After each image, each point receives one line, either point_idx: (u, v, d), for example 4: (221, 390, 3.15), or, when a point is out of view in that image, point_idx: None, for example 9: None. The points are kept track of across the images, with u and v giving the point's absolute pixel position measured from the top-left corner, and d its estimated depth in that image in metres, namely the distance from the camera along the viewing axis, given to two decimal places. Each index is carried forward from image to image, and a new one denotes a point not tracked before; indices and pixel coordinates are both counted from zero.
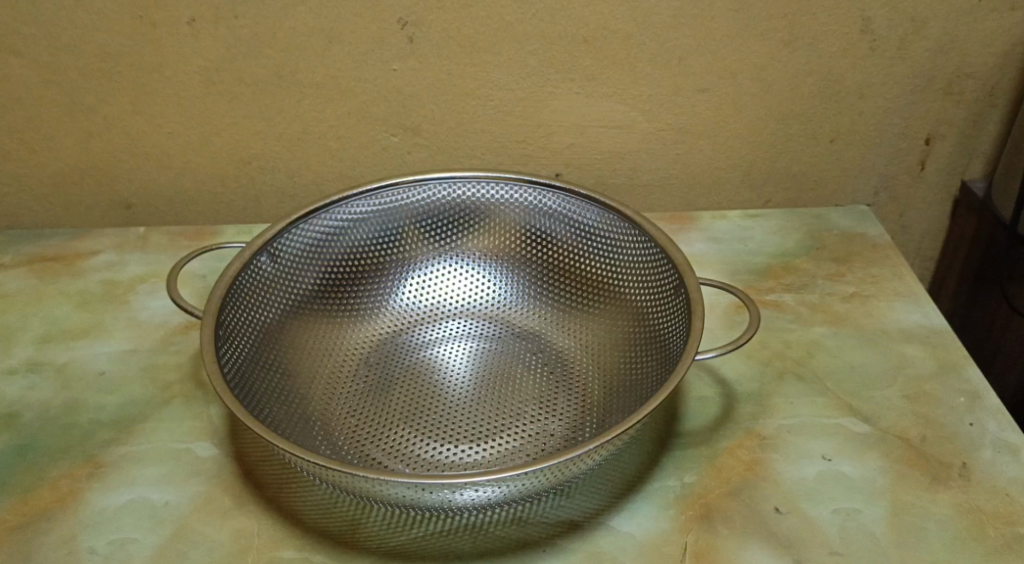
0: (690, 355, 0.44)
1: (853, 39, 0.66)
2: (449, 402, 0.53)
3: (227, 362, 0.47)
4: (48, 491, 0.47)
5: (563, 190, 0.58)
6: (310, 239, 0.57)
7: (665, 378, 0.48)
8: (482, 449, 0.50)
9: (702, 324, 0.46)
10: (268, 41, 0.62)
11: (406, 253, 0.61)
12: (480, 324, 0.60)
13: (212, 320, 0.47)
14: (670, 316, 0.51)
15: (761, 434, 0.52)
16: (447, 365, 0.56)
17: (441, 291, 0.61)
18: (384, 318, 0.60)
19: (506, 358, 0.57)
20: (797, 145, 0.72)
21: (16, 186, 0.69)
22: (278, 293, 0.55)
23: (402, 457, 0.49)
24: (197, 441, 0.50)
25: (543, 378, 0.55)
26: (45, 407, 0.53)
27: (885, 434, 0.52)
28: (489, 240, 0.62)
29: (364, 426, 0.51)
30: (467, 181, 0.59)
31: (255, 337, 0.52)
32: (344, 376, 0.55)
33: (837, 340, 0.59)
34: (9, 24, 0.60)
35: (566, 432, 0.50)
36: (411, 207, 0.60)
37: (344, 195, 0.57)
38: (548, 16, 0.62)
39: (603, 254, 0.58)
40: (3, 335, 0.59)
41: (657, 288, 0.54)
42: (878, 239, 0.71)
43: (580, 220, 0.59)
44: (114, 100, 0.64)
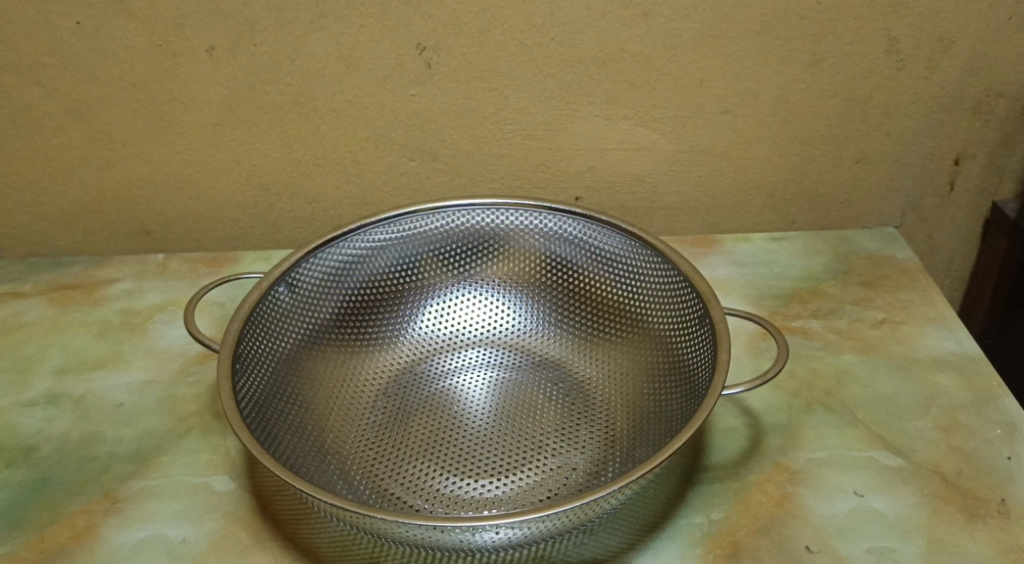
0: (717, 389, 0.43)
1: (879, 59, 0.64)
2: (469, 434, 0.52)
3: (244, 395, 0.46)
4: (65, 527, 0.46)
5: (584, 216, 0.57)
6: (328, 268, 0.56)
7: (690, 411, 0.47)
8: (503, 483, 0.49)
9: (727, 355, 0.45)
10: (287, 68, 0.62)
11: (424, 281, 0.60)
12: (499, 353, 0.59)
13: (229, 353, 0.46)
14: (695, 346, 0.50)
15: (790, 468, 0.50)
16: (467, 396, 0.55)
17: (460, 320, 0.61)
18: (401, 348, 0.59)
19: (527, 389, 0.56)
20: (822, 167, 0.71)
21: (36, 214, 0.69)
22: (295, 323, 0.55)
23: (421, 493, 0.48)
24: (215, 475, 0.50)
25: (565, 410, 0.54)
26: (64, 439, 0.52)
27: (919, 468, 0.50)
28: (508, 268, 0.61)
29: (382, 459, 0.50)
30: (486, 207, 0.59)
31: (272, 369, 0.52)
32: (362, 408, 0.54)
33: (867, 368, 0.58)
34: (30, 55, 0.60)
35: (589, 466, 0.49)
36: (430, 234, 0.59)
37: (362, 223, 0.57)
38: (567, 39, 0.62)
39: (625, 281, 0.57)
40: (22, 366, 0.59)
41: (681, 316, 0.53)
42: (907, 261, 0.69)
43: (601, 246, 0.58)
44: (134, 128, 0.64)
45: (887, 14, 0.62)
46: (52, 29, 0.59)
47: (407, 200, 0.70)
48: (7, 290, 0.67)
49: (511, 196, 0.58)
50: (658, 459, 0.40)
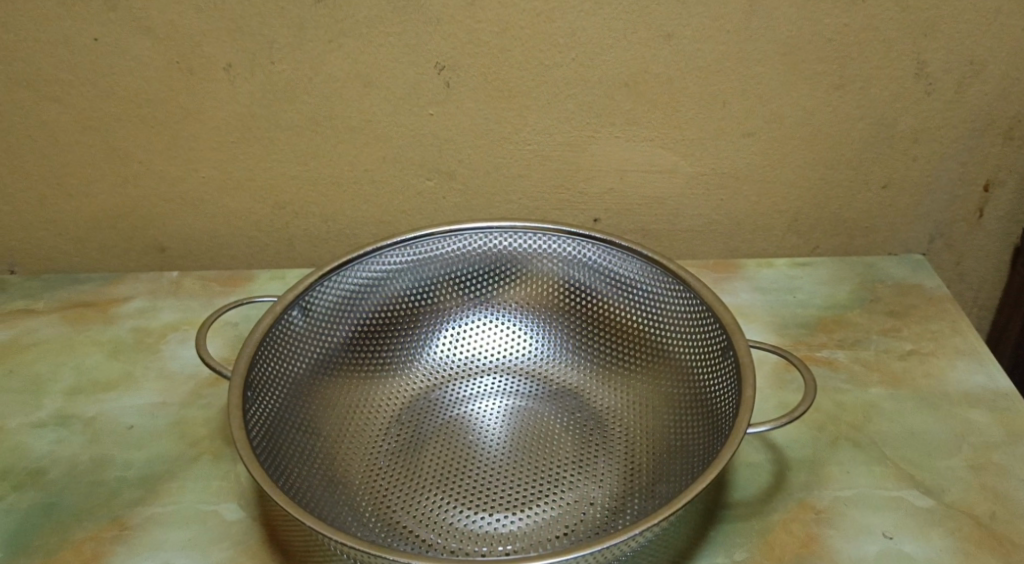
0: (742, 428, 0.42)
1: (908, 83, 0.63)
2: (483, 465, 0.51)
3: (255, 423, 0.45)
4: (71, 555, 0.45)
5: (604, 241, 0.56)
6: (343, 291, 0.56)
7: (714, 448, 0.45)
8: (519, 517, 0.47)
9: (753, 392, 0.44)
10: (305, 87, 0.61)
11: (440, 305, 0.59)
12: (515, 380, 0.58)
13: (241, 380, 0.45)
14: (718, 378, 0.49)
15: (816, 507, 0.49)
16: (482, 424, 0.54)
17: (476, 345, 0.60)
18: (416, 373, 0.58)
19: (543, 418, 0.54)
20: (847, 191, 0.69)
21: (52, 230, 0.69)
22: (309, 348, 0.54)
23: (434, 526, 0.47)
24: (225, 503, 0.49)
25: (583, 442, 0.52)
26: (73, 463, 0.52)
27: (950, 509, 0.48)
28: (525, 293, 0.60)
29: (395, 490, 0.49)
30: (505, 230, 0.58)
31: (283, 395, 0.51)
32: (375, 436, 0.53)
33: (895, 402, 0.56)
34: (49, 71, 0.60)
35: (607, 502, 0.48)
36: (446, 258, 0.58)
37: (378, 245, 0.56)
38: (589, 60, 0.61)
39: (645, 309, 0.56)
40: (34, 385, 0.58)
41: (704, 347, 0.51)
42: (935, 290, 0.67)
43: (621, 273, 0.57)
44: (151, 145, 0.64)
45: (917, 37, 0.60)
46: (71, 45, 0.58)
47: (424, 221, 0.69)
48: (20, 306, 0.67)
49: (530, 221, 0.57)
50: (681, 502, 0.38)
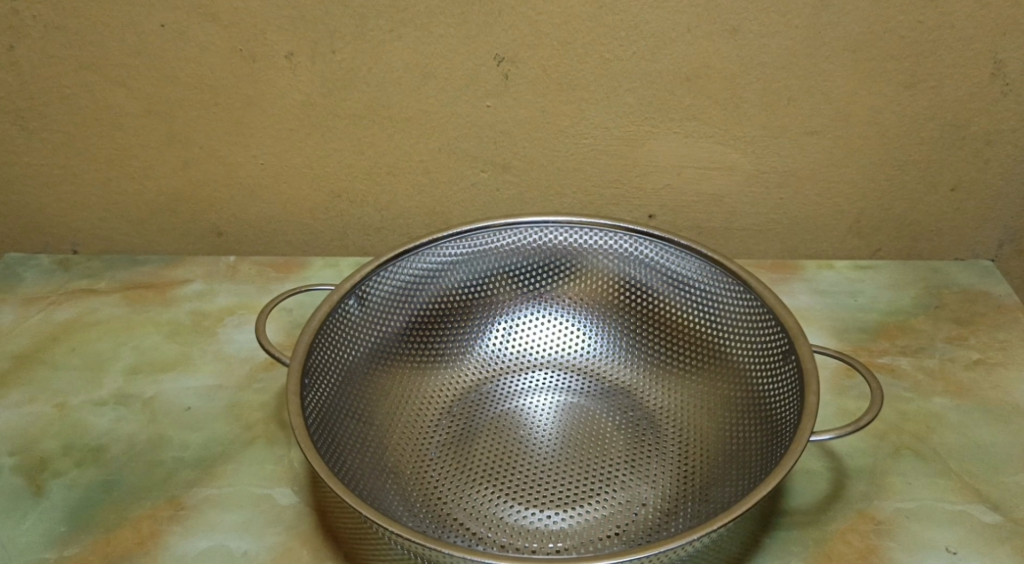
0: (805, 434, 0.41)
1: (984, 82, 0.60)
2: (535, 460, 0.51)
3: (312, 411, 0.46)
4: (130, 532, 0.46)
5: (663, 239, 0.56)
6: (399, 282, 0.56)
7: (772, 454, 0.44)
8: (569, 516, 0.47)
9: (817, 399, 0.42)
10: (364, 76, 0.61)
11: (494, 298, 0.59)
12: (567, 377, 0.57)
13: (300, 366, 0.46)
14: (778, 383, 0.48)
15: (876, 518, 0.47)
16: (533, 420, 0.54)
17: (528, 340, 0.59)
18: (467, 366, 0.58)
19: (595, 416, 0.54)
20: (914, 194, 0.67)
21: (113, 212, 0.70)
22: (364, 337, 0.54)
23: (484, 519, 0.47)
24: (278, 487, 0.49)
25: (635, 442, 0.52)
26: (132, 442, 0.53)
27: (1018, 526, 0.46)
28: (580, 289, 0.59)
29: (446, 483, 0.49)
30: (562, 225, 0.57)
31: (339, 382, 0.51)
32: (426, 427, 0.53)
33: (960, 413, 0.54)
34: (117, 56, 0.61)
35: (659, 504, 0.47)
36: (503, 251, 0.58)
37: (436, 237, 0.56)
38: (651, 54, 0.59)
39: (703, 309, 0.55)
40: (95, 363, 0.60)
41: (765, 350, 0.50)
42: (1004, 298, 0.65)
43: (680, 272, 0.56)
44: (212, 131, 0.65)
45: (996, 34, 0.58)
46: (139, 31, 0.59)
47: (477, 213, 0.69)
48: (82, 286, 0.68)
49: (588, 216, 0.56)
50: (741, 509, 0.38)
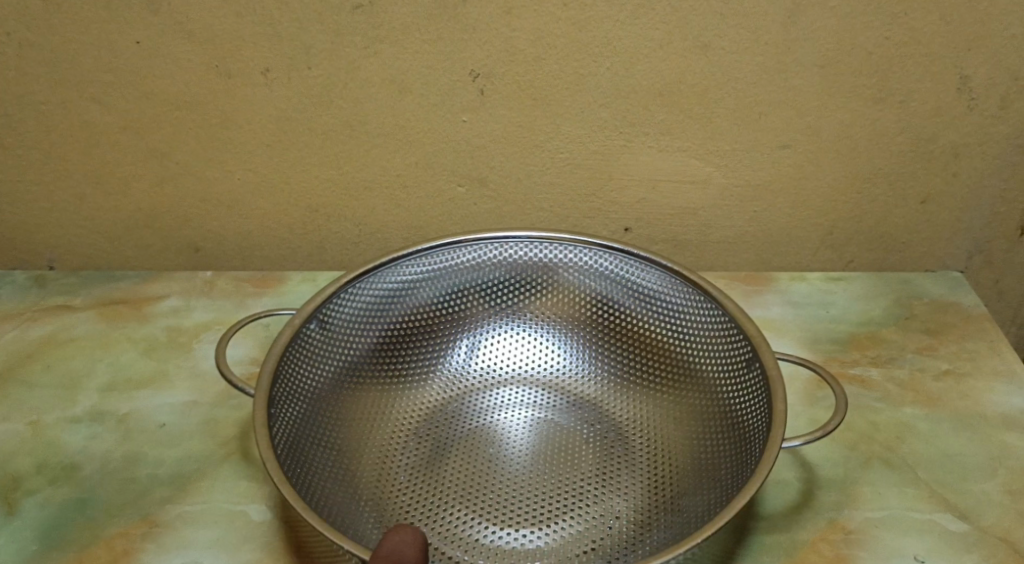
0: (774, 446, 0.42)
1: (949, 97, 0.61)
2: (506, 478, 0.51)
3: (280, 441, 0.46)
4: (102, 550, 0.46)
5: (624, 252, 0.57)
6: (364, 302, 0.56)
7: (741, 465, 0.45)
8: (544, 533, 0.47)
9: (784, 406, 0.43)
10: (340, 92, 0.61)
11: (461, 314, 0.59)
12: (537, 392, 0.58)
13: (265, 393, 0.46)
14: (744, 391, 0.49)
15: (847, 527, 0.48)
16: (505, 437, 0.54)
17: (498, 356, 0.60)
18: (437, 383, 0.58)
19: (565, 432, 0.54)
20: (885, 207, 0.68)
21: (90, 228, 0.70)
22: (328, 358, 0.54)
23: (457, 540, 0.47)
24: (252, 504, 0.49)
25: (607, 457, 0.52)
26: (106, 459, 0.52)
27: (986, 534, 0.47)
28: (546, 304, 0.60)
29: (417, 503, 0.49)
30: (525, 239, 0.58)
31: (304, 405, 0.51)
32: (396, 446, 0.54)
33: (929, 423, 0.55)
34: (93, 73, 0.61)
35: (636, 516, 0.47)
36: (466, 266, 0.58)
37: (398, 255, 0.56)
38: (623, 69, 0.60)
39: (668, 321, 0.56)
40: (69, 381, 0.59)
41: (731, 359, 0.51)
42: (973, 309, 0.66)
43: (641, 283, 0.57)
44: (189, 147, 0.65)
45: (960, 50, 0.59)
46: (115, 48, 0.60)
47: (454, 227, 0.69)
48: (58, 302, 0.68)
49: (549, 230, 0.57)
50: (713, 527, 0.38)
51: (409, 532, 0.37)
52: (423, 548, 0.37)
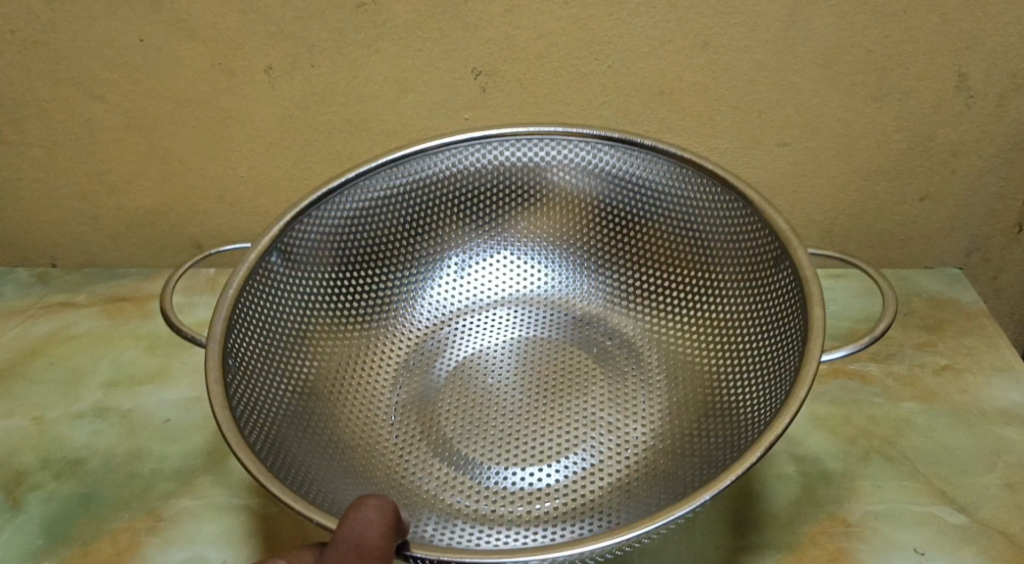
0: (814, 358, 0.41)
1: (948, 96, 0.62)
2: (505, 408, 0.54)
3: (237, 393, 0.46)
4: (108, 544, 0.47)
5: (623, 142, 0.55)
6: (330, 224, 0.55)
7: (778, 374, 0.45)
8: (555, 470, 0.50)
9: (822, 311, 0.43)
10: (343, 90, 0.62)
11: (455, 223, 0.59)
12: (535, 311, 0.60)
13: (219, 347, 0.45)
14: (776, 295, 0.49)
15: (846, 521, 0.49)
16: (498, 368, 0.57)
17: (496, 272, 0.61)
18: (434, 300, 0.60)
19: (568, 354, 0.57)
20: (883, 205, 0.69)
21: (94, 225, 0.71)
22: (294, 292, 0.54)
23: (467, 470, 0.50)
24: (254, 498, 0.50)
25: (614, 374, 0.55)
26: (110, 454, 0.53)
27: (984, 527, 0.48)
28: (538, 210, 0.59)
29: (421, 436, 0.52)
30: (511, 138, 0.56)
31: (270, 345, 0.51)
32: (388, 378, 0.56)
33: (928, 418, 0.56)
34: (95, 72, 0.61)
35: (646, 443, 0.50)
36: (448, 175, 0.57)
37: (359, 171, 0.55)
38: (624, 68, 0.60)
39: (676, 215, 0.55)
40: (72, 377, 0.59)
41: (758, 256, 0.51)
42: (970, 306, 0.66)
43: (647, 178, 0.56)
44: (193, 146, 0.65)
45: (960, 49, 0.59)
46: (117, 46, 0.60)
47: None
48: (61, 299, 0.68)
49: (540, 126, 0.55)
50: (759, 451, 0.38)
51: (371, 506, 0.37)
52: (388, 525, 0.36)
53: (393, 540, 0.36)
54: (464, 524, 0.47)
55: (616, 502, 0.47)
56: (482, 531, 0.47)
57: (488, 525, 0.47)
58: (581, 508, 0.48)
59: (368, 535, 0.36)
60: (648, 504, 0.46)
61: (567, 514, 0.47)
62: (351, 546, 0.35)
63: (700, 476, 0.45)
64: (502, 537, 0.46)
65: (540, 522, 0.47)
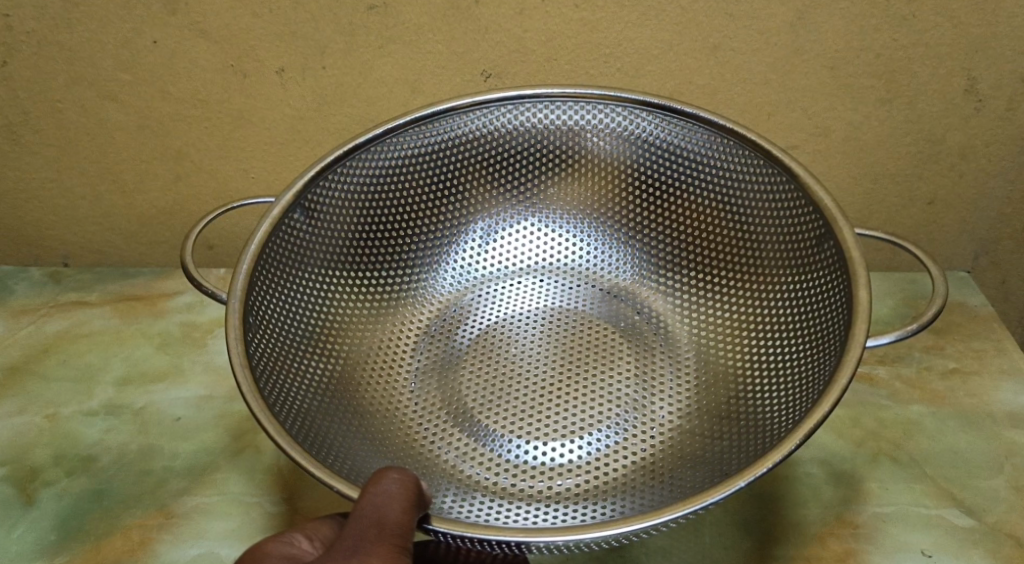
0: (857, 344, 0.41)
1: (957, 100, 0.62)
2: (529, 381, 0.54)
3: (257, 353, 0.46)
4: (120, 540, 0.48)
5: (662, 112, 0.54)
6: (355, 185, 0.55)
7: (818, 361, 0.45)
8: (579, 446, 0.50)
9: (868, 294, 0.43)
10: (354, 90, 0.62)
11: (483, 193, 0.59)
12: (559, 284, 0.60)
13: (239, 305, 0.45)
14: (820, 276, 0.48)
15: (854, 522, 0.49)
16: (523, 340, 0.57)
17: (521, 244, 0.61)
18: (458, 270, 0.60)
19: (595, 329, 0.57)
20: (891, 208, 0.69)
21: (106, 224, 0.71)
22: (317, 251, 0.54)
23: (488, 443, 0.51)
24: (266, 495, 0.50)
25: (639, 350, 0.55)
26: (122, 451, 0.53)
27: (992, 529, 0.48)
28: (567, 179, 0.59)
29: (443, 408, 0.53)
30: (545, 101, 0.55)
31: (289, 304, 0.51)
32: (408, 348, 0.56)
33: (937, 420, 0.56)
34: (109, 72, 0.61)
35: (674, 422, 0.51)
36: (479, 142, 0.57)
37: (387, 131, 0.54)
38: (634, 69, 0.61)
39: (712, 188, 0.55)
40: (85, 375, 0.60)
41: (799, 233, 0.50)
42: (979, 309, 0.66)
43: (687, 147, 0.55)
44: (205, 146, 0.66)
45: (968, 52, 0.59)
46: (131, 47, 0.60)
47: None
48: (74, 298, 0.68)
49: (576, 89, 0.54)
50: (798, 437, 0.38)
51: (392, 479, 0.38)
52: (410, 501, 0.37)
53: (413, 516, 0.37)
54: (484, 498, 0.47)
55: (639, 482, 0.48)
56: (503, 505, 0.47)
57: (508, 499, 0.48)
58: (603, 487, 0.48)
59: (387, 510, 0.36)
60: (673, 485, 0.46)
61: (589, 491, 0.48)
62: (370, 521, 0.36)
63: (729, 458, 0.45)
64: (523, 512, 0.47)
65: (562, 499, 0.48)
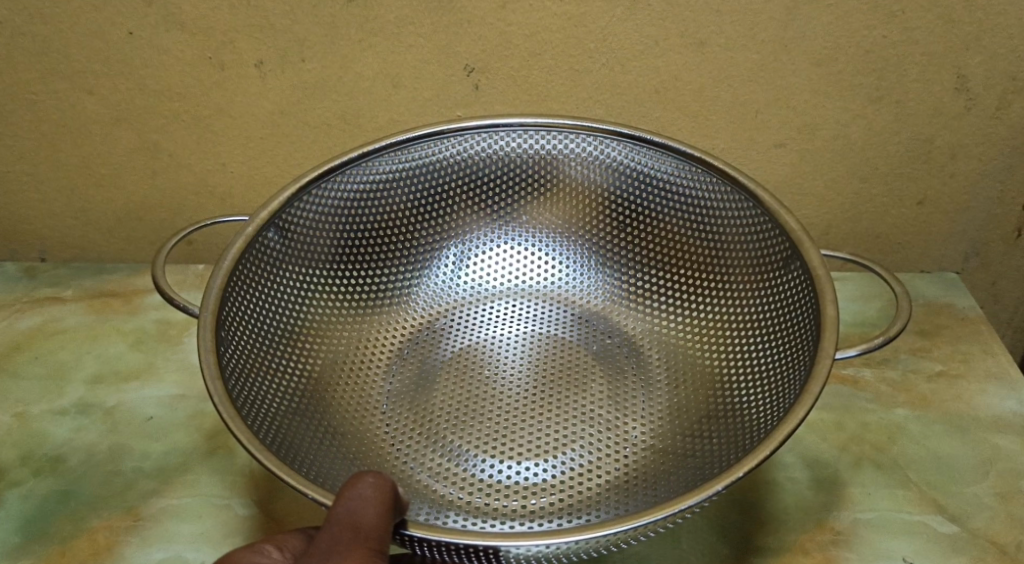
0: (828, 356, 0.40)
1: (947, 98, 0.61)
2: (501, 402, 0.53)
3: (229, 364, 0.45)
4: (85, 543, 0.47)
5: (633, 137, 0.54)
6: (329, 206, 0.54)
7: (789, 378, 0.44)
8: (551, 466, 0.49)
9: (836, 310, 0.42)
10: (334, 84, 0.61)
11: (457, 215, 0.58)
12: (534, 305, 0.59)
13: (211, 317, 0.44)
14: (790, 299, 0.48)
15: (835, 529, 0.48)
16: (497, 361, 0.56)
17: (496, 265, 0.60)
18: (431, 292, 0.59)
19: (570, 352, 0.56)
20: (881, 207, 0.68)
21: (83, 220, 0.70)
22: (289, 272, 0.53)
23: (461, 461, 0.49)
24: (236, 498, 0.49)
25: (615, 373, 0.54)
26: (91, 451, 0.52)
27: (975, 537, 0.47)
28: (542, 202, 0.58)
29: (415, 426, 0.52)
30: (517, 127, 0.55)
31: (260, 322, 0.50)
32: (382, 368, 0.55)
33: (921, 424, 0.55)
34: (83, 63, 0.60)
35: (647, 442, 0.50)
36: (453, 163, 0.56)
37: (361, 153, 0.54)
38: (620, 66, 0.59)
39: (683, 212, 0.55)
40: (56, 372, 0.59)
41: (768, 256, 0.50)
42: (968, 311, 0.65)
43: (659, 173, 0.55)
44: (182, 139, 0.65)
45: (959, 50, 0.58)
46: (105, 37, 0.59)
47: None
48: (48, 294, 0.67)
49: (549, 116, 0.54)
50: (773, 444, 0.37)
51: (367, 483, 0.36)
52: (385, 503, 0.36)
53: (390, 520, 0.36)
54: (456, 515, 0.46)
55: (614, 499, 0.46)
56: (477, 523, 0.46)
57: (480, 516, 0.46)
58: (578, 504, 0.47)
59: (361, 514, 0.35)
60: (645, 502, 0.45)
61: (563, 509, 0.47)
62: (344, 525, 0.35)
63: (704, 475, 0.44)
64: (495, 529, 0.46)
65: (535, 517, 0.46)
